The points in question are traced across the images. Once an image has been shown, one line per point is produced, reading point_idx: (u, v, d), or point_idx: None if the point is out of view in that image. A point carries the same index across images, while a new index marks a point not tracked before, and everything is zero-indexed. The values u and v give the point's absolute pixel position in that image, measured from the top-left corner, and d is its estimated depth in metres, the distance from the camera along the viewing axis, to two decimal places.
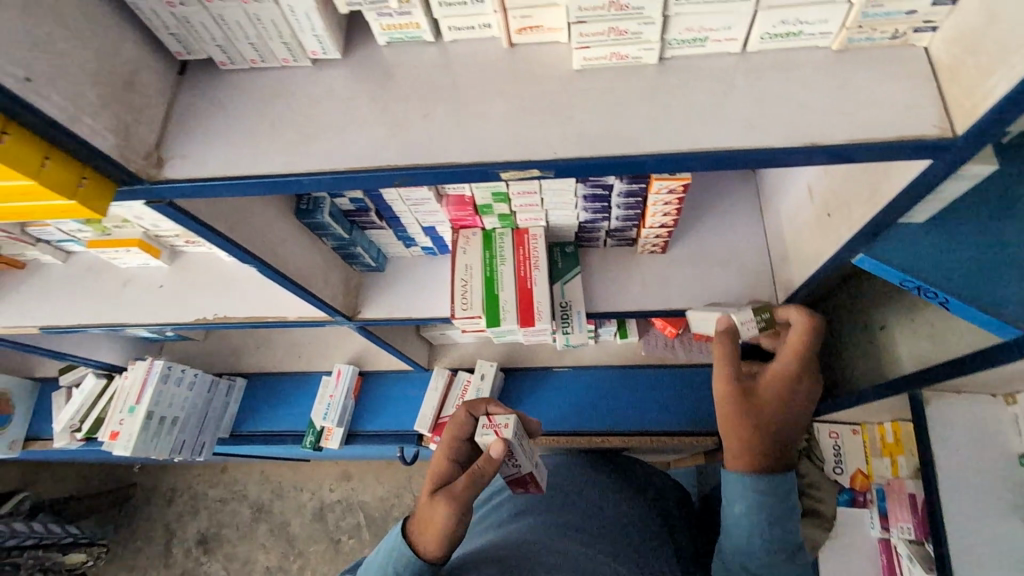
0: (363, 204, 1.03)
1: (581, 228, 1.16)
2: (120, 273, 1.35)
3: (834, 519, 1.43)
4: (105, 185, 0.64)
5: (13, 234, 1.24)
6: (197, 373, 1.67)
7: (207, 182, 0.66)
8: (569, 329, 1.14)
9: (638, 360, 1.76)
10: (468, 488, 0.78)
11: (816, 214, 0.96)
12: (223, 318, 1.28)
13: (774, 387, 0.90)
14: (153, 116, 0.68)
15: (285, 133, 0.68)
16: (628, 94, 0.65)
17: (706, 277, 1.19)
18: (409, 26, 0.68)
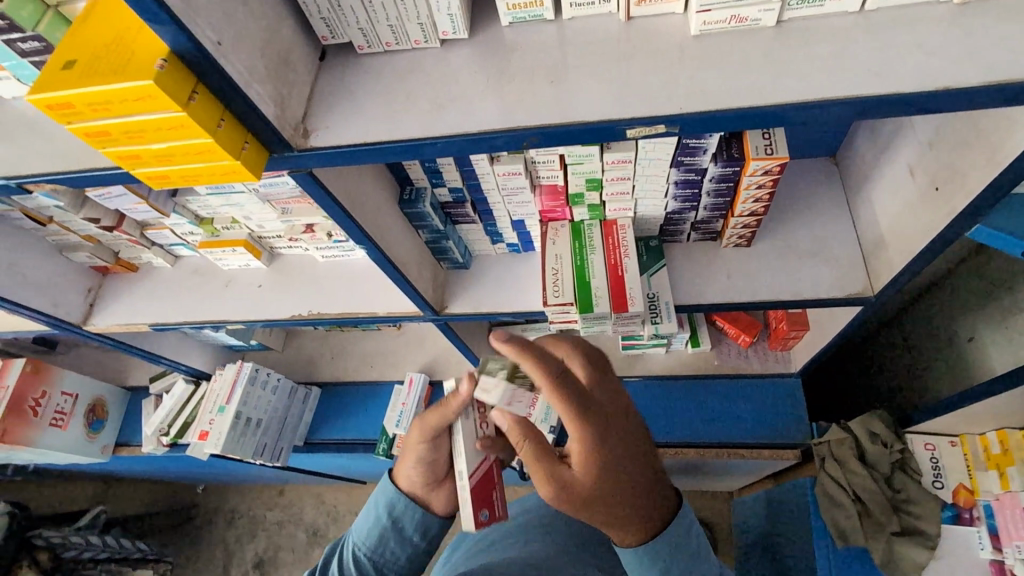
0: (460, 195, 1.08)
1: (668, 219, 1.15)
2: (223, 274, 1.45)
3: (938, 538, 1.32)
4: (261, 152, 0.71)
5: (134, 236, 1.35)
6: (280, 378, 1.73)
7: (350, 148, 0.72)
8: (658, 319, 1.13)
9: (711, 369, 1.69)
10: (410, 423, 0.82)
11: (919, 191, 0.94)
12: (316, 314, 1.35)
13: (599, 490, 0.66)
14: (301, 94, 0.75)
15: (420, 105, 0.74)
16: (747, 53, 0.68)
17: (797, 268, 1.16)
18: (534, 4, 0.74)
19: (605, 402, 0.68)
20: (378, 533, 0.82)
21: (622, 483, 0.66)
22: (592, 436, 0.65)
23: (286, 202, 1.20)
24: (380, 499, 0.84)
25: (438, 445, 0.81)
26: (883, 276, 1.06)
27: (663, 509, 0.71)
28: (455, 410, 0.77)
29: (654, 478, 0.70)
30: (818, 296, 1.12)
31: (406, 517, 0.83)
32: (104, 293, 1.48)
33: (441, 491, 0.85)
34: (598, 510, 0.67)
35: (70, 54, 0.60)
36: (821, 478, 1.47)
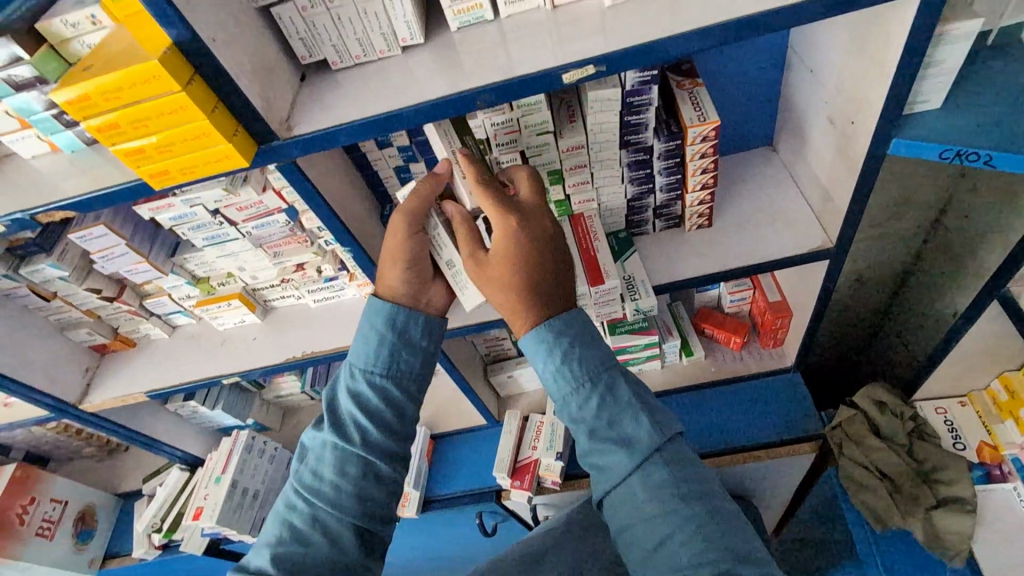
0: None
1: (630, 207, 1.25)
2: (219, 335, 1.49)
3: (975, 500, 1.27)
4: (251, 142, 0.81)
5: (133, 305, 1.41)
6: (278, 447, 1.68)
7: (327, 130, 0.82)
8: (636, 296, 1.18)
9: (710, 376, 1.69)
10: (392, 222, 0.94)
11: (840, 135, 1.06)
12: (311, 354, 1.38)
13: (509, 260, 0.89)
14: (285, 99, 0.87)
15: (390, 94, 0.87)
16: (653, 11, 0.82)
17: (758, 235, 1.23)
18: (475, 6, 0.89)
19: (534, 209, 0.93)
20: (387, 347, 0.89)
21: (530, 262, 0.89)
22: (513, 223, 0.90)
23: (277, 244, 1.28)
24: (377, 316, 0.91)
25: (423, 238, 0.96)
26: (836, 223, 1.14)
27: (562, 303, 0.90)
28: (432, 192, 0.96)
29: (559, 276, 0.91)
30: (783, 254, 1.19)
31: (411, 321, 0.92)
32: (102, 372, 1.50)
33: (433, 290, 0.99)
34: (504, 280, 0.89)
35: (89, 61, 0.72)
36: (843, 463, 1.38)
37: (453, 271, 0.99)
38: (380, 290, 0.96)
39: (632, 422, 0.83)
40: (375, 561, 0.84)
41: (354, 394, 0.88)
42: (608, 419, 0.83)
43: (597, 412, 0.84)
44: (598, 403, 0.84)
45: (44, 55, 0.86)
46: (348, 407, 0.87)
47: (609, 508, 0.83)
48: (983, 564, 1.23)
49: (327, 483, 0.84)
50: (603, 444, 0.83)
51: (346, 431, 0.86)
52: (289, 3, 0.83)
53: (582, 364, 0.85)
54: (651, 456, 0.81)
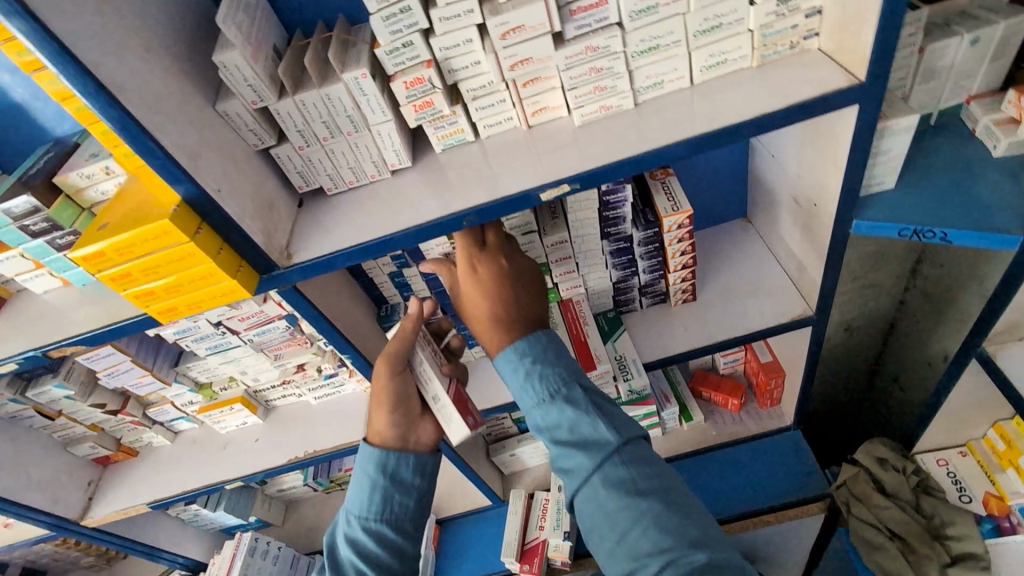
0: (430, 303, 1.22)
1: (617, 289, 1.30)
2: (221, 438, 1.49)
3: (988, 556, 1.26)
4: (255, 274, 0.86)
5: (137, 416, 1.43)
6: (281, 547, 1.66)
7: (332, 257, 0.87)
8: (629, 376, 1.21)
9: (712, 440, 1.70)
10: (375, 366, 0.93)
11: (806, 214, 1.13)
12: (313, 453, 1.38)
13: (475, 296, 0.91)
14: (284, 229, 0.93)
15: (381, 216, 0.93)
16: (620, 129, 0.90)
17: (740, 306, 1.29)
18: (456, 131, 0.96)
19: (497, 247, 0.96)
20: (379, 488, 0.85)
21: (497, 291, 0.90)
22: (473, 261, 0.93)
23: (278, 348, 1.32)
24: (367, 463, 0.87)
25: (405, 378, 0.93)
26: (812, 293, 1.20)
27: (531, 324, 0.89)
28: (412, 332, 0.94)
29: (528, 303, 0.91)
30: (765, 323, 1.24)
31: (401, 464, 0.88)
32: (104, 484, 1.49)
33: (422, 426, 0.93)
34: (476, 313, 0.91)
35: (105, 219, 0.78)
36: (853, 524, 1.39)
37: (438, 404, 0.92)
38: (369, 436, 0.92)
39: (591, 427, 0.79)
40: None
41: (351, 540, 0.83)
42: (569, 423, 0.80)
43: (560, 421, 0.81)
44: (560, 411, 0.81)
45: (61, 204, 0.94)
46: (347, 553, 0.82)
47: (578, 515, 0.78)
48: None
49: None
50: (568, 451, 0.79)
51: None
52: (287, 145, 0.90)
53: (544, 375, 0.83)
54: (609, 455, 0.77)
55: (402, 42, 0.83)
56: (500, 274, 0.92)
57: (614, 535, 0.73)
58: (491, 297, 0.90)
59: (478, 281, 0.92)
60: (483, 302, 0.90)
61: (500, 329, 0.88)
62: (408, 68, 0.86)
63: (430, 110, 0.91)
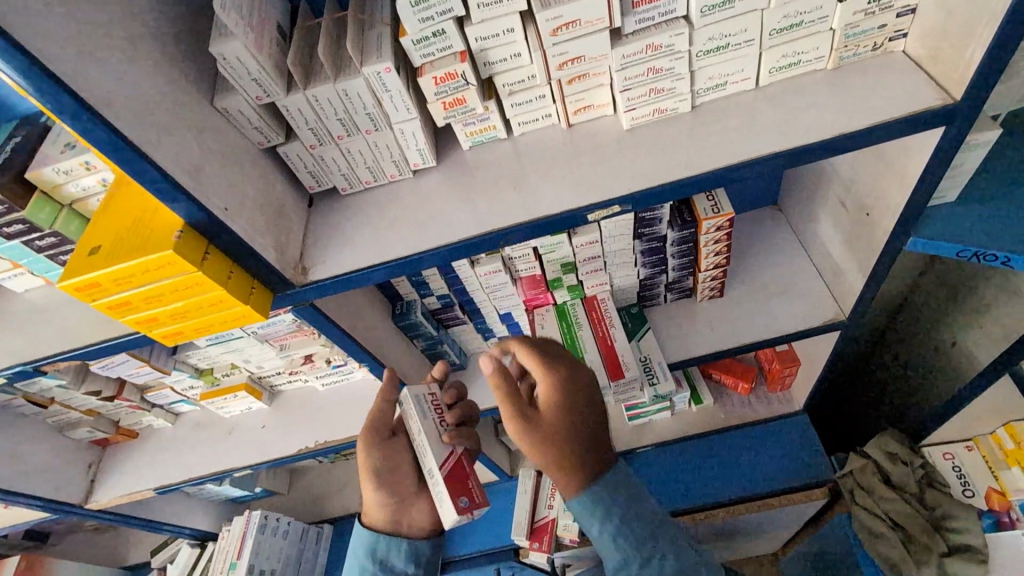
0: (449, 300, 1.16)
1: (643, 285, 1.24)
2: (225, 422, 1.45)
3: (987, 550, 1.30)
4: (268, 293, 0.79)
5: (134, 401, 1.35)
6: (290, 521, 1.67)
7: (348, 277, 0.80)
8: (656, 381, 1.18)
9: (720, 423, 1.72)
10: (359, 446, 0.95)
11: (854, 219, 1.06)
12: (323, 443, 1.35)
13: (551, 419, 0.84)
14: (296, 237, 0.84)
15: (403, 226, 0.84)
16: (674, 136, 0.80)
17: (768, 307, 1.24)
18: (488, 128, 0.85)
19: (563, 359, 0.89)
20: (371, 567, 0.89)
21: (575, 430, 0.84)
22: (551, 380, 0.86)
23: (284, 339, 1.24)
24: (359, 548, 0.92)
25: (389, 454, 0.94)
26: (848, 299, 1.15)
27: (602, 454, 0.86)
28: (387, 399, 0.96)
29: (600, 433, 0.87)
30: (795, 327, 1.20)
31: (391, 550, 0.90)
32: (105, 466, 1.46)
33: (416, 507, 0.94)
34: (548, 439, 0.83)
35: (96, 240, 0.69)
36: (856, 512, 1.42)
37: (432, 481, 0.88)
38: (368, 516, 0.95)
39: (680, 552, 0.82)
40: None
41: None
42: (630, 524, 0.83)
43: (649, 549, 0.81)
44: (649, 542, 0.81)
45: (38, 203, 0.82)
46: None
47: None
48: None
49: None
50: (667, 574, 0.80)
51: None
52: (297, 142, 0.79)
53: (627, 508, 0.83)
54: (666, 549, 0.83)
55: (433, 32, 0.70)
56: (577, 398, 0.86)
57: None
58: (569, 424, 0.84)
59: (559, 407, 0.85)
60: (558, 430, 0.83)
61: (579, 461, 0.83)
62: (438, 60, 0.74)
63: (461, 107, 0.80)
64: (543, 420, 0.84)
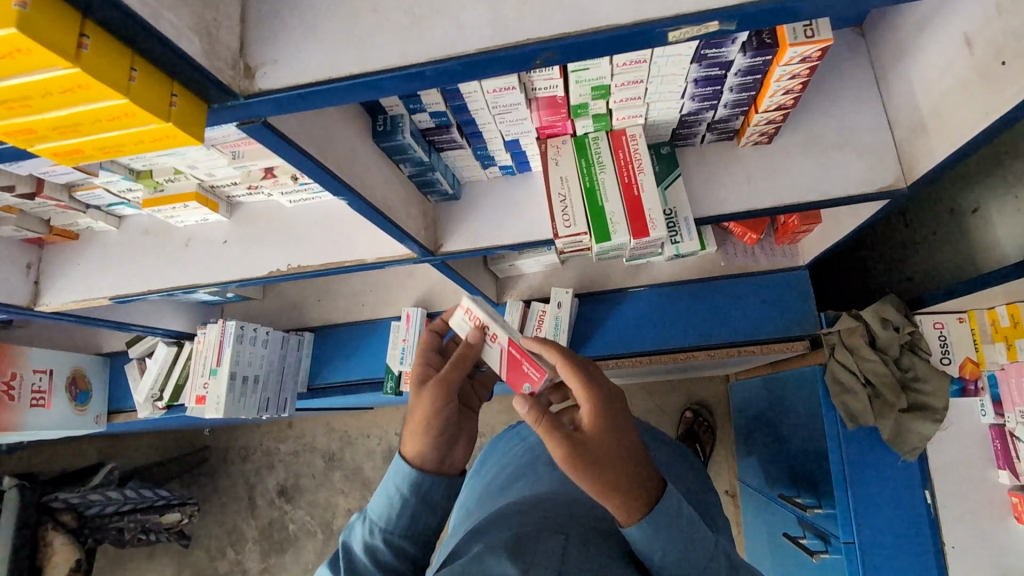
0: (444, 119, 0.92)
1: (682, 122, 1.02)
2: (179, 233, 1.28)
3: (945, 410, 1.36)
4: (199, 103, 0.55)
5: (62, 201, 1.15)
6: (268, 331, 1.63)
7: (335, 86, 0.56)
8: (678, 238, 1.04)
9: (716, 271, 1.66)
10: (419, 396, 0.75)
11: (974, 65, 0.83)
12: (300, 268, 1.20)
13: (599, 426, 0.65)
14: (230, 17, 0.57)
15: (392, 15, 0.57)
16: None
17: (820, 164, 1.06)
18: None
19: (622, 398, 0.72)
20: (406, 506, 0.73)
21: (621, 451, 0.64)
22: (609, 398, 0.68)
23: (235, 146, 1.01)
24: (398, 477, 0.74)
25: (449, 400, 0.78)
26: (919, 164, 0.98)
27: (652, 482, 0.66)
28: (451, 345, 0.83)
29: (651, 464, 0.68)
30: (844, 192, 1.04)
31: (434, 487, 0.75)
32: (48, 267, 1.32)
33: (462, 447, 0.79)
34: (598, 444, 0.64)
35: None
36: (830, 365, 1.47)
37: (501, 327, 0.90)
38: (411, 458, 0.75)
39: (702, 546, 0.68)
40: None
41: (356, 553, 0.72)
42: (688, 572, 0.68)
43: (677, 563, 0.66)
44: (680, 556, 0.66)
45: None
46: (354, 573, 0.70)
47: None
48: (932, 461, 1.40)
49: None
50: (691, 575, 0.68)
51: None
52: None
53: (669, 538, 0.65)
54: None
55: None
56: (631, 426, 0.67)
57: None
58: (622, 449, 0.64)
59: (610, 414, 0.66)
60: (606, 435, 0.64)
61: (627, 475, 0.63)
62: None
63: None
64: (594, 435, 0.64)
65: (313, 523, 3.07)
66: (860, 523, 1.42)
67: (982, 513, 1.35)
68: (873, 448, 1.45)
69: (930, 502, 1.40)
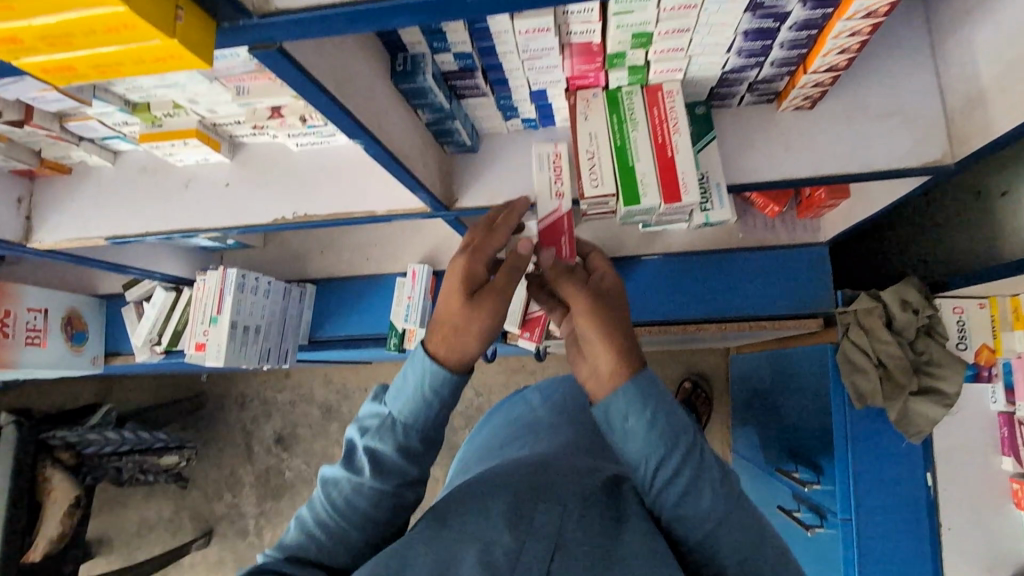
0: (470, 62, 0.85)
1: (723, 79, 0.95)
2: (178, 173, 1.22)
3: (957, 396, 1.34)
4: (205, 21, 0.50)
5: (53, 131, 1.07)
6: (270, 281, 1.59)
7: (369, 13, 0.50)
8: (708, 206, 0.98)
9: (733, 243, 1.61)
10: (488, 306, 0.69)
11: None
12: (305, 217, 1.15)
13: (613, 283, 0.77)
14: None
15: None
16: None
17: (865, 133, 1.00)
18: None
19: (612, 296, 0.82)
20: (432, 405, 0.70)
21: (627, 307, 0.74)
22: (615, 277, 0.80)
23: (240, 80, 0.93)
24: (432, 376, 0.70)
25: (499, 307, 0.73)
26: (971, 139, 0.92)
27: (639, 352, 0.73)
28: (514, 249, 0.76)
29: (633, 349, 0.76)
30: (887, 165, 0.98)
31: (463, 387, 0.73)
32: (40, 203, 1.26)
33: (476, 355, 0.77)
34: (614, 297, 0.74)
35: None
36: (843, 345, 1.44)
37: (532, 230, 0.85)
38: (449, 360, 0.70)
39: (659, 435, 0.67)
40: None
41: (365, 456, 0.71)
42: (651, 464, 0.66)
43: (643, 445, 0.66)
44: (646, 440, 0.66)
45: None
46: (365, 479, 0.69)
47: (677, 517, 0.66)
48: (937, 444, 1.40)
49: (318, 549, 0.69)
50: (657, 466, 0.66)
51: (363, 500, 0.69)
52: None
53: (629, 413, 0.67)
54: (711, 537, 0.65)
55: None
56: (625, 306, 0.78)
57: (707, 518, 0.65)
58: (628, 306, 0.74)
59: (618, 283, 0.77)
60: (617, 292, 0.75)
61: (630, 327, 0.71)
62: None
63: None
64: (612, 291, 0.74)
65: (309, 471, 3.11)
66: (858, 500, 1.43)
67: (981, 497, 1.35)
68: (880, 428, 1.44)
69: (930, 485, 1.40)
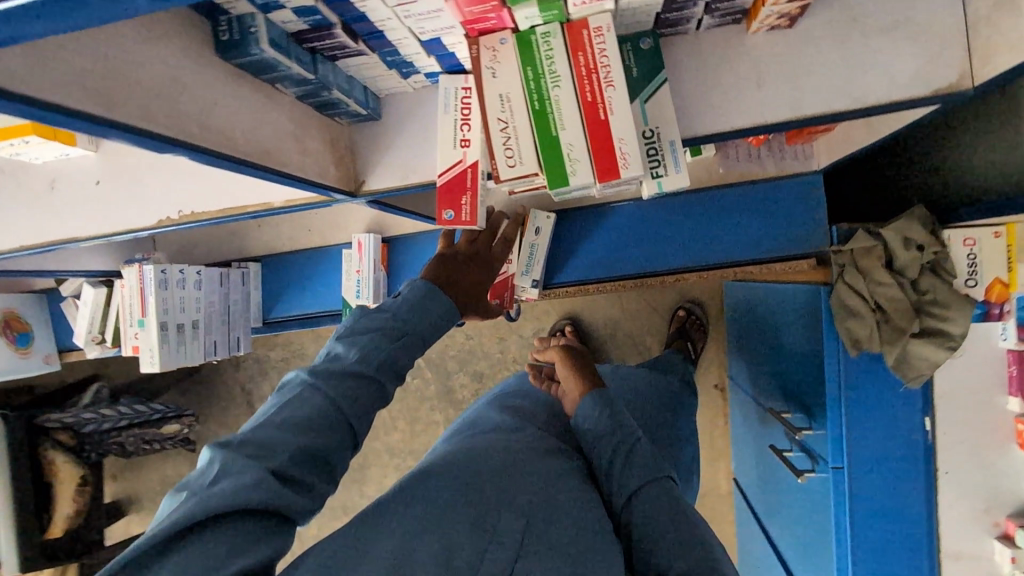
0: (319, 18, 0.64)
1: (670, 2, 0.72)
2: (39, 172, 1.02)
3: (961, 338, 1.20)
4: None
5: None
6: (201, 270, 1.43)
7: None
8: (659, 169, 0.80)
9: (712, 179, 1.43)
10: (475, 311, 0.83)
11: None
12: (192, 216, 0.99)
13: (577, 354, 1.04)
14: None
15: None
16: None
17: (859, 55, 0.78)
18: None
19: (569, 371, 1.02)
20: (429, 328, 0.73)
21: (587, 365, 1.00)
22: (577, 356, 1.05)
23: None
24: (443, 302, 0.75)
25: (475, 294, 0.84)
26: (995, 56, 0.71)
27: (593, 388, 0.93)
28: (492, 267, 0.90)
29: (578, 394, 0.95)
30: (886, 97, 0.78)
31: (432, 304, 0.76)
32: None
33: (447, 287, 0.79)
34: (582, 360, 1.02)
35: None
36: (838, 288, 1.27)
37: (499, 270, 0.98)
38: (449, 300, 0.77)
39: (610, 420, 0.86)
40: (305, 498, 0.59)
41: (344, 346, 0.67)
42: (600, 446, 0.85)
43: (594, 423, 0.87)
44: (596, 424, 0.87)
45: None
46: (346, 365, 0.65)
47: (617, 493, 0.80)
48: (936, 388, 1.28)
49: (281, 436, 0.60)
50: (604, 445, 0.84)
51: (342, 387, 0.64)
52: None
53: (587, 406, 0.89)
54: (640, 504, 0.78)
55: None
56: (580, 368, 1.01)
57: (641, 497, 0.78)
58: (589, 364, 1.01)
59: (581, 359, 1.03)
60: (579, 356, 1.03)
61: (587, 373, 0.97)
62: None
63: None
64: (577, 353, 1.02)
65: None
66: (850, 448, 1.34)
67: (982, 440, 1.26)
68: (877, 371, 1.31)
69: (928, 430, 1.30)
